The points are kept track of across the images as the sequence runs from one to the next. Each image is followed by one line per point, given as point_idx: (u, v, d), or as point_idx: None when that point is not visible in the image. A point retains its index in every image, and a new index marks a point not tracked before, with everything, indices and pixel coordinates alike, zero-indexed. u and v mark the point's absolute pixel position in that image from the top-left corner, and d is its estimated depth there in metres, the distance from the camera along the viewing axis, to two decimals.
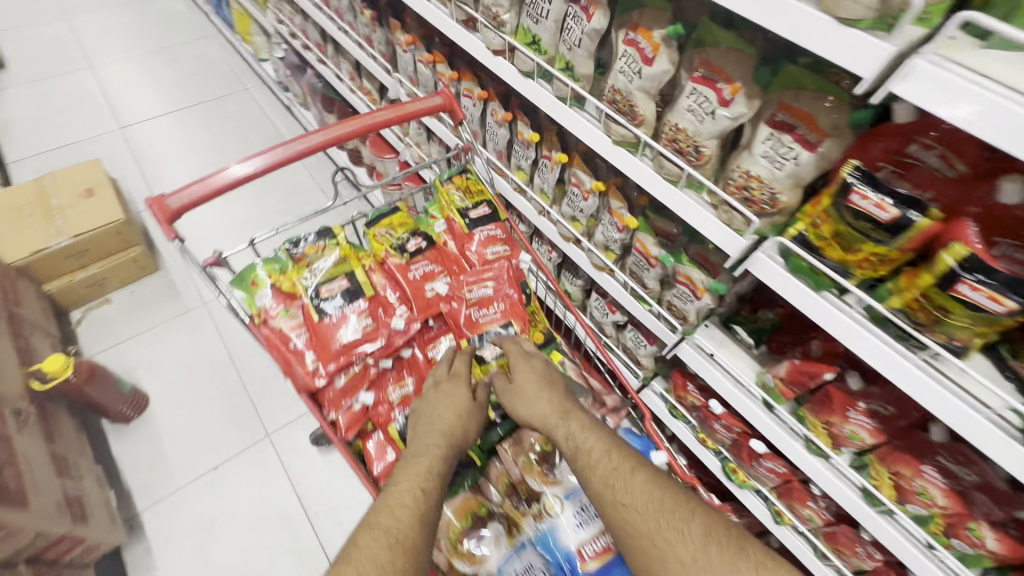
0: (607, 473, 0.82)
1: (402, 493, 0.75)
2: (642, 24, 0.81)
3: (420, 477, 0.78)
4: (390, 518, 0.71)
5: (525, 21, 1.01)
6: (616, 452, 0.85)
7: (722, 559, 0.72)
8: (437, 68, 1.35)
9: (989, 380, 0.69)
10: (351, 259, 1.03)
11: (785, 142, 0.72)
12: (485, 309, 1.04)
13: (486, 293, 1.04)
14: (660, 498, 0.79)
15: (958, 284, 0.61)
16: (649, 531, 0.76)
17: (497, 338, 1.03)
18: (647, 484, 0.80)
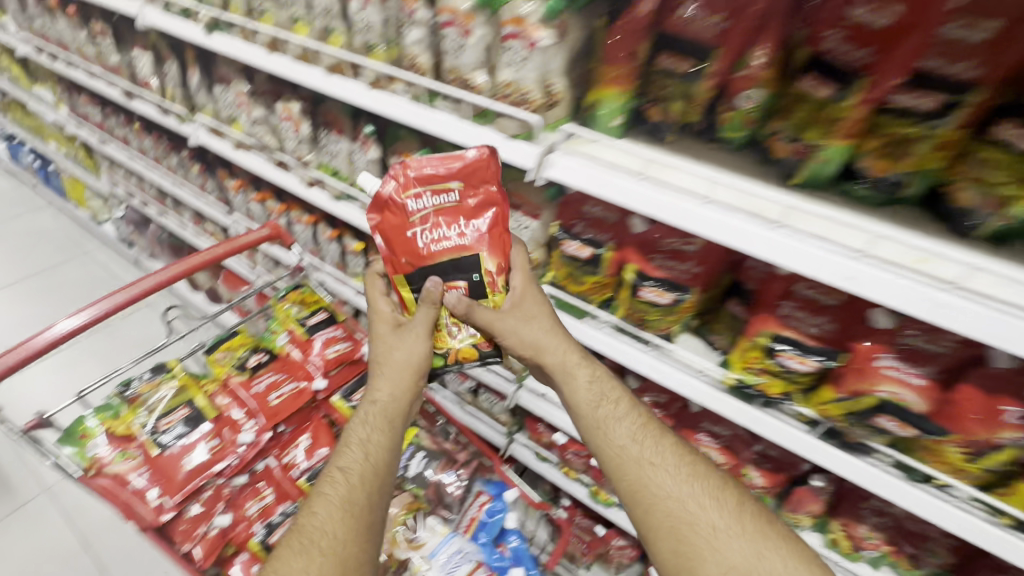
0: (626, 435, 0.81)
1: (325, 486, 0.78)
2: (404, 151, 1.06)
3: (351, 466, 0.79)
4: (307, 516, 0.74)
5: (325, 158, 1.24)
6: (633, 414, 0.84)
7: (741, 522, 0.73)
8: (268, 203, 1.54)
9: (698, 353, 0.93)
10: (190, 387, 1.08)
11: (520, 218, 0.98)
12: (441, 233, 0.80)
13: (449, 204, 0.80)
14: (679, 464, 0.79)
15: (641, 290, 0.86)
16: (677, 496, 0.75)
17: (457, 276, 0.81)
18: (672, 449, 0.81)
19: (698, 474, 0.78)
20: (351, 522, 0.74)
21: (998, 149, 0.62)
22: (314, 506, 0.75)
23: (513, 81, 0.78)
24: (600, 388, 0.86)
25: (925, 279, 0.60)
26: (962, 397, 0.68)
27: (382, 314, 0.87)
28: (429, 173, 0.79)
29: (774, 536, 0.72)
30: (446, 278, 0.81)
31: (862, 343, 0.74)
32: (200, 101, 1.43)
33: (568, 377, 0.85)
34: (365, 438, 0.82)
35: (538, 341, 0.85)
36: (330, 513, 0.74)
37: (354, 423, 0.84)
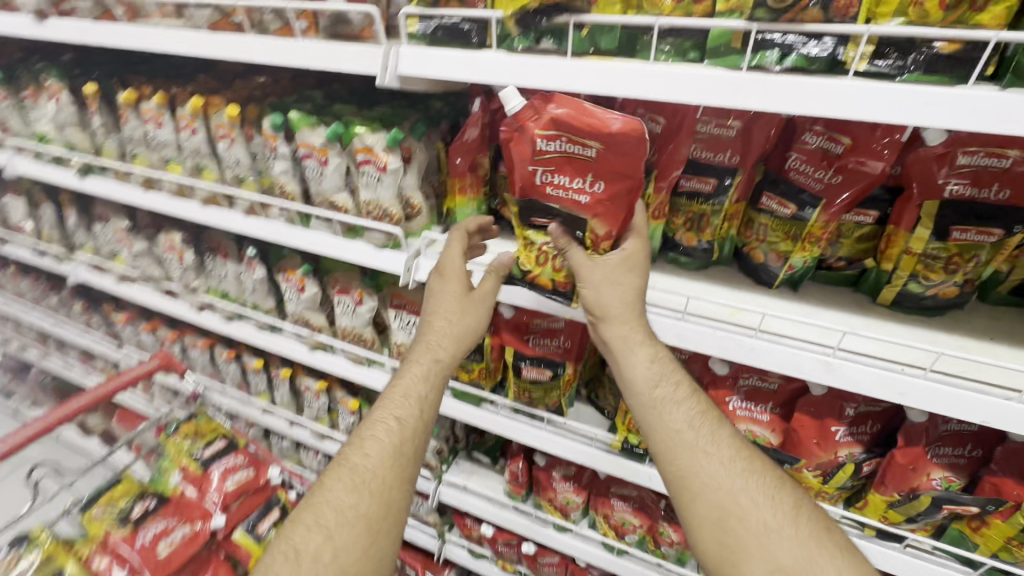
0: (687, 418, 0.71)
1: (376, 434, 0.78)
2: (288, 267, 1.09)
3: (403, 418, 0.80)
4: (359, 457, 0.77)
5: (213, 282, 1.24)
6: (697, 398, 0.73)
7: (800, 528, 0.65)
8: (159, 331, 1.48)
9: (590, 420, 1.00)
10: (59, 555, 0.98)
11: (406, 316, 1.04)
12: (563, 181, 0.66)
13: (583, 159, 0.64)
14: (743, 460, 0.70)
15: (523, 370, 0.92)
16: (730, 487, 0.68)
17: (554, 223, 0.69)
18: (732, 446, 0.71)
19: (760, 473, 0.69)
20: (397, 471, 0.77)
21: (767, 216, 0.77)
22: (367, 448, 0.77)
23: (372, 199, 0.86)
24: (663, 370, 0.71)
25: (735, 328, 0.71)
26: (801, 427, 0.76)
27: (447, 271, 0.80)
28: (571, 116, 0.62)
29: (828, 544, 0.64)
30: (545, 220, 0.70)
31: (712, 390, 0.81)
32: (80, 239, 1.41)
33: (628, 357, 0.71)
34: (419, 393, 0.81)
35: (608, 302, 0.69)
36: (381, 461, 0.77)
37: (411, 376, 0.82)
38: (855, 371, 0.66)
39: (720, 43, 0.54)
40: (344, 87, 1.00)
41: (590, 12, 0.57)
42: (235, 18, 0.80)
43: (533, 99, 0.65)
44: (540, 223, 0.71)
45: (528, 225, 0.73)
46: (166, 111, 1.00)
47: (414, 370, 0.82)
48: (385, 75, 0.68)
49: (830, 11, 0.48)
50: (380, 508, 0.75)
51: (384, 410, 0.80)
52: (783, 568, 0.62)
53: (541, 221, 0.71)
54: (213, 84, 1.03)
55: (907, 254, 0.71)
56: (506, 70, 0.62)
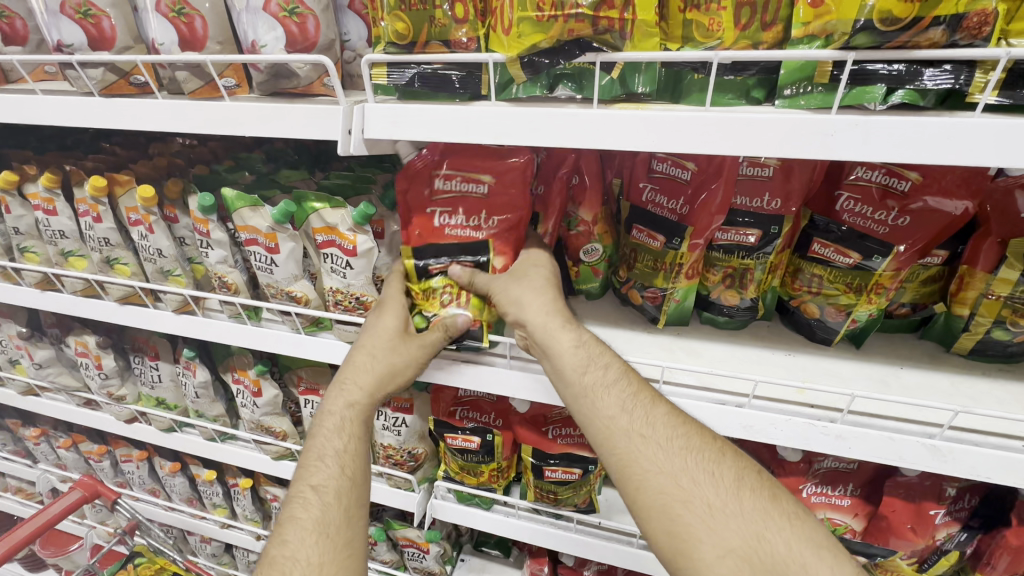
0: (615, 399, 0.57)
1: (296, 511, 0.60)
2: (238, 366, 0.89)
3: (326, 483, 0.61)
4: (277, 542, 0.59)
5: (143, 388, 1.01)
6: (629, 375, 0.59)
7: (755, 507, 0.51)
8: (84, 446, 1.22)
9: (624, 511, 0.85)
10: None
11: (393, 414, 0.83)
12: (460, 221, 0.65)
13: (477, 196, 0.64)
14: (685, 435, 0.55)
15: (547, 470, 0.77)
16: (669, 469, 0.53)
17: (459, 257, 0.65)
18: (669, 418, 0.56)
19: (700, 448, 0.54)
20: (327, 553, 0.57)
21: (821, 266, 0.65)
22: (286, 529, 0.59)
23: (341, 287, 0.68)
24: (591, 353, 0.59)
25: (814, 412, 0.58)
26: (893, 512, 0.64)
27: (385, 304, 0.65)
28: (464, 153, 0.64)
29: (783, 516, 0.50)
30: (444, 262, 0.66)
31: (781, 478, 0.68)
32: None
33: (545, 343, 0.59)
34: (336, 449, 0.63)
35: (523, 298, 0.61)
36: (305, 535, 0.58)
37: (325, 432, 0.65)
38: (970, 454, 0.53)
39: (799, 78, 0.42)
40: (292, 151, 0.84)
41: (623, 49, 0.44)
42: (137, 77, 0.60)
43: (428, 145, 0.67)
44: (435, 268, 0.66)
45: (423, 274, 0.66)
46: (59, 195, 0.78)
47: (325, 425, 0.65)
48: (349, 141, 0.51)
49: (958, 32, 0.36)
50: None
51: (301, 478, 0.62)
52: (739, 553, 0.48)
53: (442, 266, 0.66)
54: (123, 156, 0.84)
55: (989, 298, 0.60)
56: (513, 128, 0.46)
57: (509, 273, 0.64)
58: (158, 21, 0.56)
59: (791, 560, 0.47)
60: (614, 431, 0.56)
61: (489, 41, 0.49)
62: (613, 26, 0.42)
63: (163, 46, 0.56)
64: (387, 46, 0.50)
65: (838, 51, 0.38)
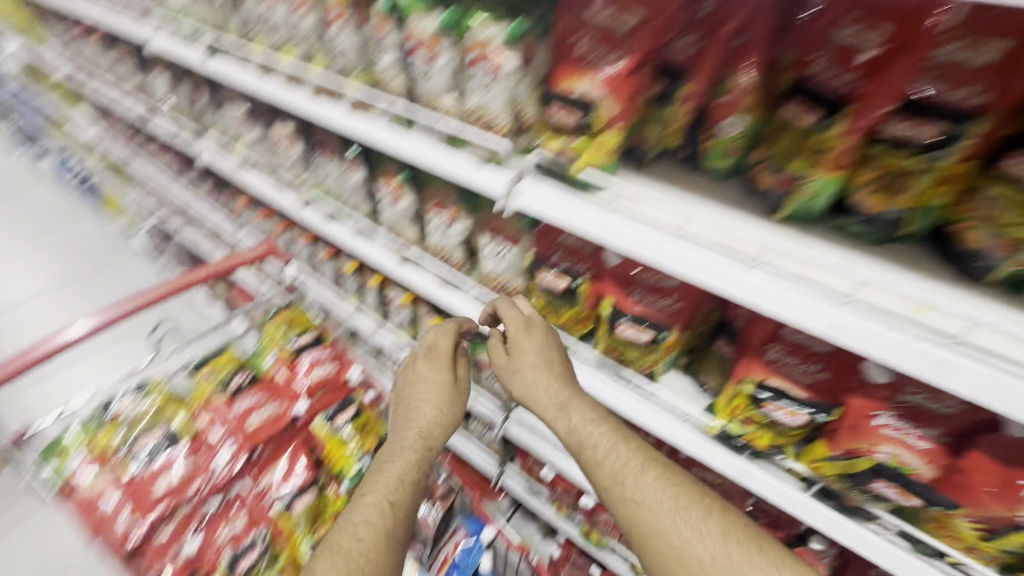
0: (609, 467, 0.76)
1: (384, 489, 0.80)
2: (387, 174, 1.06)
3: (399, 500, 0.80)
4: (352, 539, 0.71)
5: (318, 178, 1.24)
6: (621, 442, 0.78)
7: (742, 558, 0.64)
8: (270, 221, 1.55)
9: (681, 394, 0.87)
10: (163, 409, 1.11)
11: (501, 245, 0.96)
12: (594, 59, 0.66)
13: (620, 33, 0.64)
14: (674, 496, 0.71)
15: (619, 326, 0.83)
16: (665, 530, 0.69)
17: (575, 106, 0.69)
18: (658, 483, 0.73)
19: (680, 492, 0.72)
20: (380, 547, 0.72)
21: (1007, 186, 0.55)
22: (357, 531, 0.73)
23: (483, 105, 0.76)
24: (581, 431, 0.80)
25: (921, 332, 0.53)
26: (975, 467, 0.58)
27: (436, 358, 0.96)
28: None
29: (770, 567, 0.63)
30: (564, 105, 0.70)
31: (855, 399, 0.65)
32: (210, 120, 1.47)
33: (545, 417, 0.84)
34: (403, 468, 0.84)
35: (533, 382, 0.85)
36: (371, 538, 0.72)
37: (402, 459, 0.86)
38: None
39: None
40: None
41: None
42: None
43: None
44: (556, 108, 0.71)
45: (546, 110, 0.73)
46: None
47: (406, 452, 0.87)
48: None
49: None
50: (391, 550, 0.73)
51: (377, 488, 0.81)
52: None
53: (562, 110, 0.70)
54: None
55: None
56: None
57: (517, 353, 0.87)
58: None
59: None
60: (615, 494, 0.74)
61: None
62: None
63: None
64: None
65: None
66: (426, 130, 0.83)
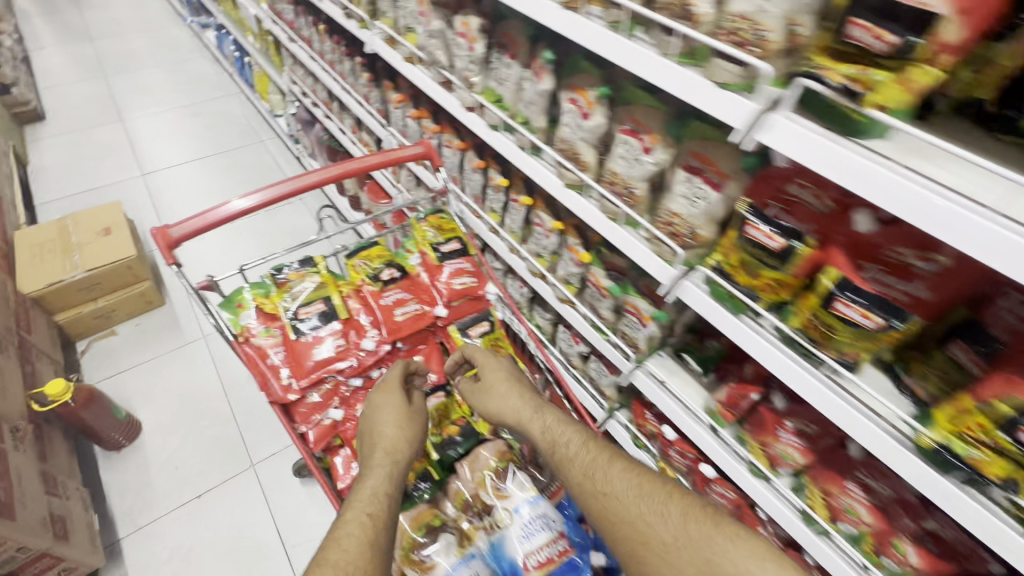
0: (585, 469, 0.93)
1: (376, 488, 0.88)
2: (580, 86, 0.95)
3: (378, 513, 0.84)
4: (337, 552, 0.76)
5: (491, 83, 1.17)
6: (588, 445, 0.97)
7: (699, 533, 0.81)
8: (424, 122, 1.53)
9: (879, 392, 0.77)
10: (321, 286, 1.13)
11: (698, 184, 0.84)
12: None
13: None
14: (638, 484, 0.89)
15: (837, 303, 0.70)
16: (631, 518, 0.85)
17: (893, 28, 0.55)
18: (624, 472, 0.91)
19: (646, 483, 0.89)
20: (364, 556, 0.77)
21: None
22: (343, 542, 0.78)
23: (752, 13, 0.63)
24: (559, 436, 0.98)
25: None
26: None
27: (390, 386, 1.04)
28: None
29: (729, 540, 0.79)
30: (876, 25, 0.56)
31: None
32: (384, 8, 1.43)
33: (526, 432, 1.01)
34: (381, 481, 0.89)
35: (504, 406, 1.04)
36: (359, 548, 0.78)
37: (377, 473, 0.90)
38: None
39: None
40: None
41: None
42: None
43: None
44: (861, 28, 0.57)
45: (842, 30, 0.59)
46: None
47: (377, 469, 0.91)
48: None
49: None
50: (380, 541, 0.81)
51: (358, 501, 0.86)
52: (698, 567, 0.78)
53: (869, 31, 0.56)
54: None
55: None
56: None
57: (485, 387, 1.07)
58: None
59: (742, 559, 0.76)
60: (596, 495, 0.90)
61: None
62: None
63: None
64: None
65: None
66: (681, 38, 0.72)
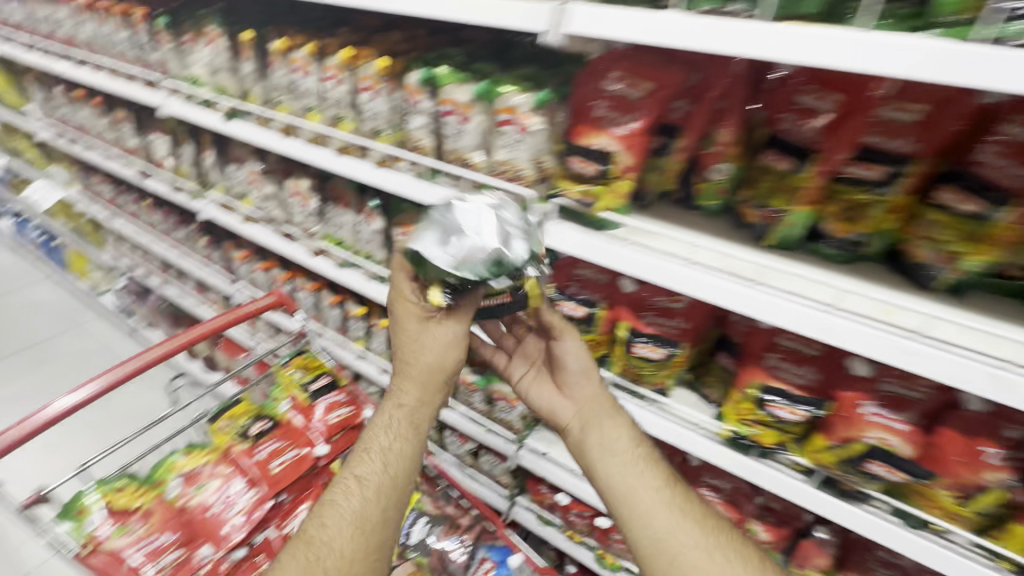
0: (623, 459, 0.85)
1: (382, 449, 0.79)
2: (406, 222, 1.15)
3: (368, 478, 0.78)
4: (315, 526, 0.76)
5: (330, 229, 1.31)
6: (663, 474, 0.84)
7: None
8: (273, 272, 1.59)
9: (692, 407, 0.95)
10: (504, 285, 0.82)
11: None
12: (612, 117, 0.77)
13: (631, 99, 0.76)
14: (709, 525, 0.80)
15: (635, 346, 0.92)
16: (699, 549, 0.77)
17: (587, 157, 0.80)
18: (698, 514, 0.81)
19: (696, 511, 0.81)
20: (353, 548, 0.75)
21: (942, 213, 0.70)
22: (326, 516, 0.77)
23: (509, 159, 0.86)
24: (631, 443, 0.87)
25: (893, 329, 0.67)
26: (944, 441, 0.72)
27: (396, 321, 0.75)
28: (638, 63, 0.76)
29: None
30: (582, 159, 0.80)
31: (844, 392, 0.78)
32: (213, 179, 1.53)
33: (597, 425, 0.88)
34: (382, 445, 0.79)
35: (573, 383, 0.90)
36: (342, 528, 0.76)
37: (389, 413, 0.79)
38: None
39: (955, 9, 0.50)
40: (479, 44, 1.01)
41: None
42: None
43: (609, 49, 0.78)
44: (577, 162, 0.81)
45: (564, 164, 0.84)
46: (314, 62, 1.05)
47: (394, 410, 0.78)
48: (552, 33, 0.68)
49: None
50: (372, 519, 0.77)
51: (350, 464, 0.80)
52: None
53: (580, 162, 0.81)
54: (355, 37, 1.08)
55: None
56: (678, 32, 0.59)
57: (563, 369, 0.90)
58: None
59: None
60: (662, 533, 0.78)
61: None
62: None
63: None
64: None
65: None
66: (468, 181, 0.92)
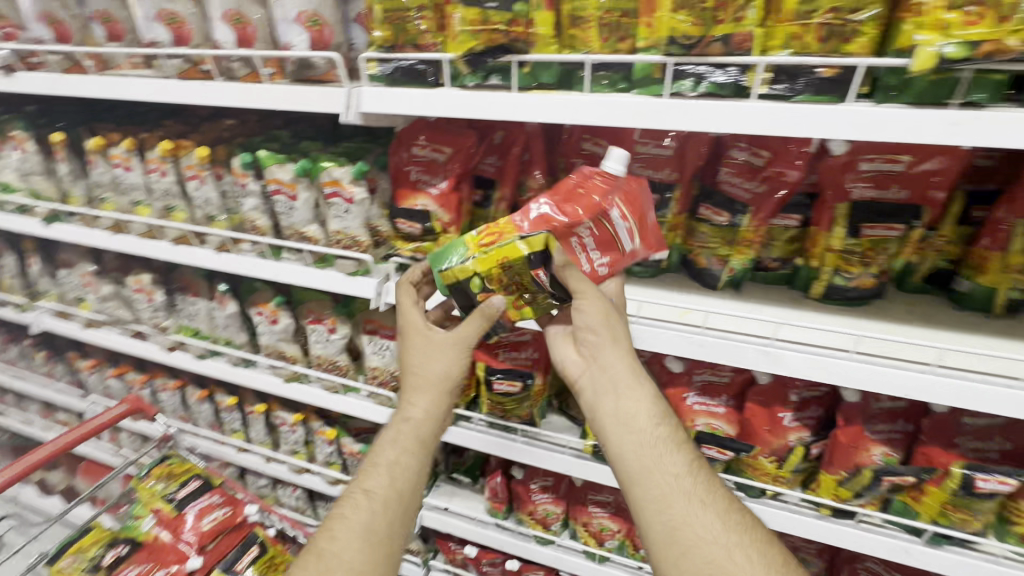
0: (638, 439, 0.67)
1: (382, 459, 0.75)
2: (261, 301, 1.12)
3: (375, 490, 0.73)
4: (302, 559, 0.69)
5: (184, 320, 1.24)
6: (692, 455, 0.68)
7: None
8: (127, 376, 1.45)
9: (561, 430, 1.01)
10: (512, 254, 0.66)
11: (381, 341, 1.07)
12: (425, 180, 0.86)
13: (439, 162, 0.86)
14: (736, 515, 0.65)
15: (494, 384, 0.95)
16: (719, 543, 0.62)
17: (410, 218, 0.87)
18: (722, 503, 0.66)
19: (718, 499, 0.66)
20: (365, 562, 0.68)
21: (706, 225, 0.84)
22: (334, 530, 0.71)
23: (342, 229, 0.89)
24: (660, 418, 0.69)
25: (685, 327, 0.78)
26: (753, 414, 0.86)
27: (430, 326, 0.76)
28: (440, 130, 0.86)
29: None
30: (406, 221, 0.87)
31: (671, 389, 0.91)
32: (43, 288, 1.39)
33: (626, 400, 0.68)
34: (388, 460, 0.75)
35: (600, 351, 0.69)
36: (353, 542, 0.69)
37: (399, 427, 0.77)
38: (791, 357, 0.72)
39: (645, 75, 0.62)
40: (308, 125, 1.06)
41: (530, 52, 0.66)
42: (204, 67, 0.85)
43: (415, 120, 0.88)
44: (402, 223, 0.88)
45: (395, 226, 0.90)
46: (135, 156, 1.03)
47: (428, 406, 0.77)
48: (348, 113, 0.73)
49: (732, 45, 0.58)
50: (379, 535, 0.71)
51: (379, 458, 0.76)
52: None
53: (404, 224, 0.87)
54: (181, 128, 1.08)
55: (830, 251, 0.78)
56: (451, 106, 0.68)
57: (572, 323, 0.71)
58: (223, 27, 0.81)
59: None
60: (675, 520, 0.64)
61: (445, 45, 0.71)
62: (519, 35, 0.65)
63: (225, 44, 0.82)
64: (378, 48, 0.72)
65: (662, 58, 0.60)
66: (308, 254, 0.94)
